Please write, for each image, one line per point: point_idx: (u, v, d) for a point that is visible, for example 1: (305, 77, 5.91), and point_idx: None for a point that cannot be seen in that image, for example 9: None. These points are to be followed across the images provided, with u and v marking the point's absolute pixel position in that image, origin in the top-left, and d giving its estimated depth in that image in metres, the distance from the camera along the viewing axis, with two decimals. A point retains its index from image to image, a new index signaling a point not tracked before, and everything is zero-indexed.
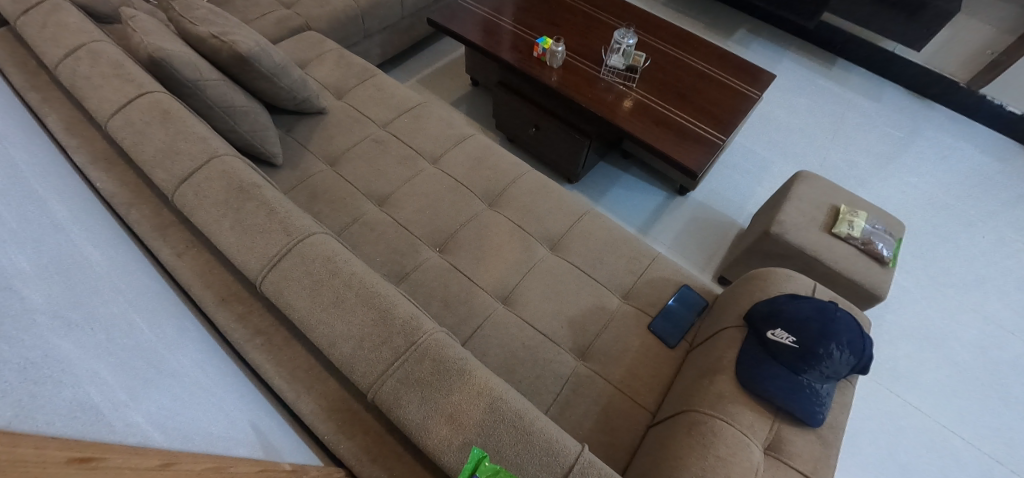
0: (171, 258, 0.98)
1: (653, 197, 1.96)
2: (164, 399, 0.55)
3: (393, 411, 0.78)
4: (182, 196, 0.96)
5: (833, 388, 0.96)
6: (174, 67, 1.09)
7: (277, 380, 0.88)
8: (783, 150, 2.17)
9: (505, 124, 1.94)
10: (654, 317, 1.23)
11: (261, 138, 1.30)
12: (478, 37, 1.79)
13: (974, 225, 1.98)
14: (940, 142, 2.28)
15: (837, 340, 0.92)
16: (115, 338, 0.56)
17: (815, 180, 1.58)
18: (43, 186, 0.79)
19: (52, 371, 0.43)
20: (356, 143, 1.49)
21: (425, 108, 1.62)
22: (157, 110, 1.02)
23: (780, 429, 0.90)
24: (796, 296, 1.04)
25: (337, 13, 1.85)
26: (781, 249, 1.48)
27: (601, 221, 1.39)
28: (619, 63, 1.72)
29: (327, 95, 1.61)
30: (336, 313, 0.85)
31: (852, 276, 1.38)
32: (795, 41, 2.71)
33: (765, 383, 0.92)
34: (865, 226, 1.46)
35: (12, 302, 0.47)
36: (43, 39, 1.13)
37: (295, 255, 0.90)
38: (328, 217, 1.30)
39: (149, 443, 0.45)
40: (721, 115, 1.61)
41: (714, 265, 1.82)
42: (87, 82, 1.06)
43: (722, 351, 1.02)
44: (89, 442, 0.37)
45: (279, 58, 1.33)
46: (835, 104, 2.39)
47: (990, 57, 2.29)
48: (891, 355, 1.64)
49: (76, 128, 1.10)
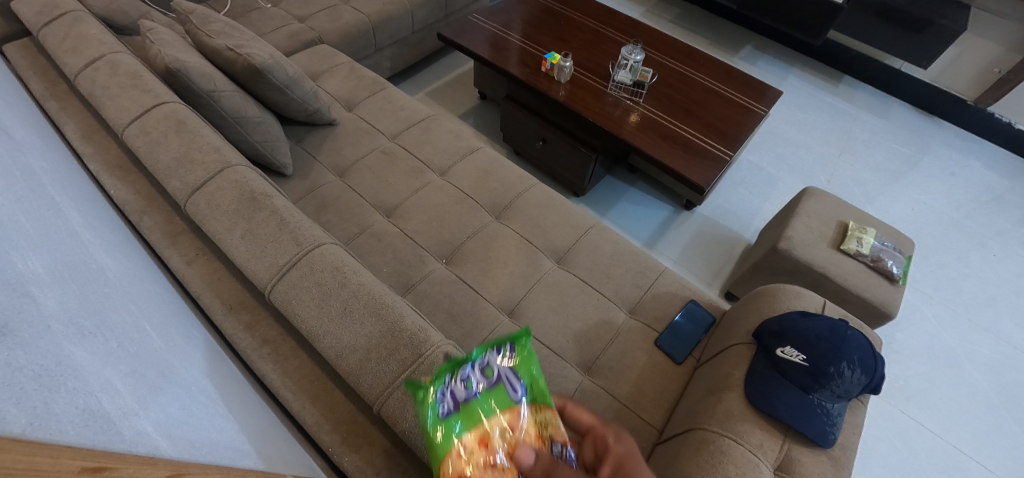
0: (180, 266, 0.99)
1: (660, 211, 1.96)
2: (173, 408, 0.55)
3: (398, 425, 0.77)
4: (194, 205, 0.97)
5: (844, 407, 0.94)
6: (190, 78, 1.11)
7: (282, 390, 0.88)
8: (790, 166, 2.16)
9: (512, 137, 1.95)
10: (661, 332, 1.22)
11: (272, 148, 1.32)
12: (487, 52, 1.81)
13: (984, 244, 1.96)
14: (948, 160, 2.27)
15: (848, 359, 0.90)
16: (126, 346, 0.56)
17: (823, 196, 1.58)
18: (59, 193, 0.80)
19: (66, 378, 0.43)
20: (365, 154, 1.50)
21: (433, 121, 1.63)
22: (172, 120, 1.04)
23: (791, 450, 0.88)
24: (807, 313, 1.03)
25: (350, 26, 1.88)
26: (789, 265, 1.47)
27: (607, 235, 1.39)
28: (626, 79, 1.73)
29: (337, 107, 1.63)
30: (344, 324, 0.85)
31: (861, 293, 1.37)
32: (801, 58, 2.72)
33: (775, 402, 0.90)
34: (875, 242, 1.45)
35: (27, 306, 0.48)
36: (64, 50, 1.16)
37: (304, 265, 0.90)
38: (337, 227, 1.30)
39: (158, 453, 0.45)
40: (728, 130, 1.62)
41: (721, 280, 1.81)
42: (105, 92, 1.08)
43: (731, 368, 1.01)
44: (101, 452, 0.37)
45: (292, 70, 1.35)
46: (843, 121, 2.39)
47: (997, 75, 2.28)
48: (901, 374, 1.61)
49: (93, 136, 1.12)
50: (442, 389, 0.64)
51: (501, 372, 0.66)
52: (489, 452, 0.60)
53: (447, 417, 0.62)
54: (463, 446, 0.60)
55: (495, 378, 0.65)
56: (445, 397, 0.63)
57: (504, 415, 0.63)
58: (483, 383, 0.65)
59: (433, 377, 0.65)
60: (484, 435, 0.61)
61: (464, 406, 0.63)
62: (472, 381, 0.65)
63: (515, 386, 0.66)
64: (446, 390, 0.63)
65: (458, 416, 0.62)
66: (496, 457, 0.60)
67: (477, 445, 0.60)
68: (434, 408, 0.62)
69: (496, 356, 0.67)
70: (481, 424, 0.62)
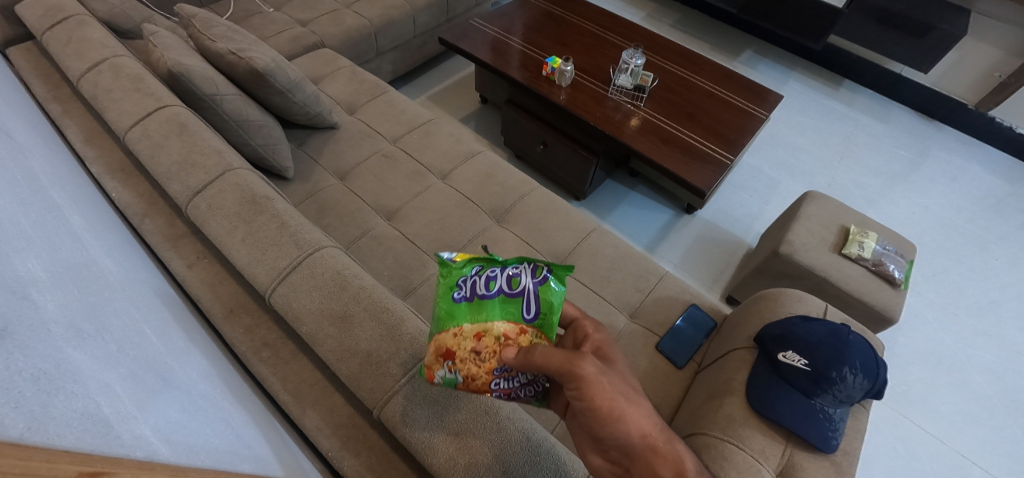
0: (182, 269, 0.99)
1: (661, 215, 1.96)
2: (172, 412, 0.55)
3: (399, 429, 0.76)
4: (195, 208, 0.96)
5: (846, 412, 0.94)
6: (193, 82, 1.12)
7: (282, 395, 0.87)
8: (791, 170, 2.16)
9: (513, 141, 1.95)
10: (662, 336, 1.21)
11: (273, 151, 1.32)
12: (488, 56, 1.82)
13: (986, 248, 1.96)
14: (949, 164, 2.27)
15: (851, 363, 0.90)
16: (126, 349, 0.56)
17: (824, 199, 1.57)
18: (60, 196, 0.80)
19: (64, 381, 0.43)
20: (366, 158, 1.50)
21: (435, 124, 1.63)
22: (174, 124, 1.04)
23: (794, 455, 0.87)
24: (809, 317, 1.03)
25: (351, 30, 1.89)
26: (791, 269, 1.46)
27: (608, 238, 1.39)
28: (626, 83, 1.74)
29: (338, 110, 1.63)
30: (344, 328, 0.84)
31: (863, 297, 1.36)
32: (802, 62, 2.73)
33: (777, 407, 0.90)
34: (876, 247, 1.44)
35: (27, 309, 0.48)
36: (67, 54, 1.16)
37: (305, 268, 0.90)
38: (338, 230, 1.31)
39: (156, 457, 0.44)
40: (729, 134, 1.62)
41: (722, 283, 1.80)
42: (107, 95, 1.08)
43: (732, 373, 1.01)
44: (99, 456, 0.37)
45: (294, 74, 1.35)
46: (844, 125, 2.39)
47: (998, 79, 2.27)
48: (903, 379, 1.61)
49: (95, 139, 1.13)
50: (467, 274, 0.72)
51: (526, 288, 0.72)
52: (478, 340, 0.68)
53: (460, 299, 0.71)
54: (460, 326, 0.69)
55: (517, 291, 0.71)
56: (466, 281, 0.71)
57: (509, 323, 0.70)
58: (505, 289, 0.71)
59: (464, 262, 0.73)
60: (481, 328, 0.69)
61: (479, 298, 0.71)
62: (496, 282, 0.71)
63: (530, 307, 0.72)
64: (466, 277, 0.71)
65: (469, 302, 0.70)
66: (479, 344, 0.68)
67: (469, 331, 0.69)
68: (451, 289, 0.71)
69: (528, 272, 0.72)
70: (485, 319, 0.70)
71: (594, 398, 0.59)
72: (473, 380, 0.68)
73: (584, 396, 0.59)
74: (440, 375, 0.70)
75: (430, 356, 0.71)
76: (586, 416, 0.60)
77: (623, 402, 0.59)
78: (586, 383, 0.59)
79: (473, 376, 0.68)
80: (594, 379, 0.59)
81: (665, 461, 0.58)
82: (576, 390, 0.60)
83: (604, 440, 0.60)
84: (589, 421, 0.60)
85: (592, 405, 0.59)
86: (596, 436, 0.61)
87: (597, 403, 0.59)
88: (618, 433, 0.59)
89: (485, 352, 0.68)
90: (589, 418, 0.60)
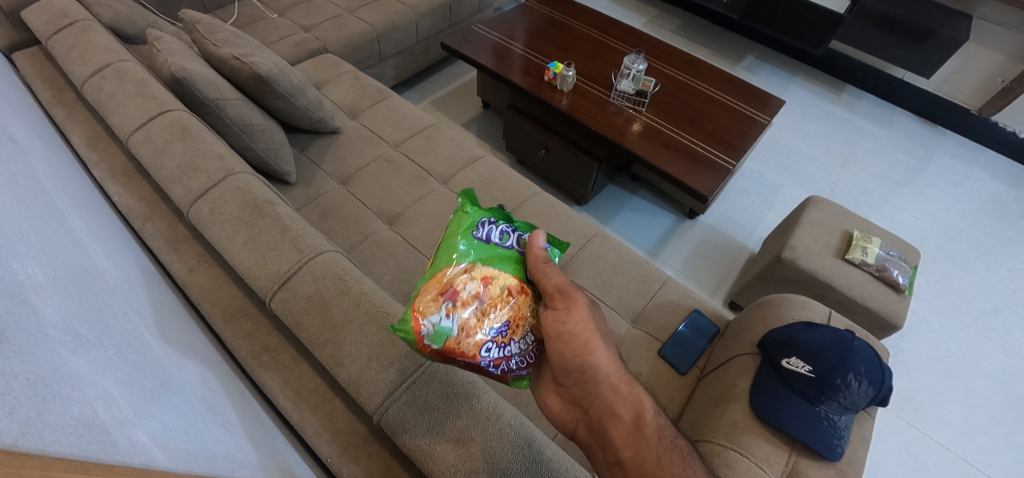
0: (182, 273, 0.99)
1: (662, 220, 1.96)
2: (170, 417, 0.54)
3: (398, 436, 0.76)
4: (197, 212, 0.96)
5: (851, 419, 0.92)
6: (196, 86, 1.12)
7: (281, 399, 0.87)
8: (793, 175, 2.16)
9: (515, 146, 1.95)
10: (664, 341, 1.21)
11: (275, 156, 1.32)
12: (490, 61, 1.82)
13: (990, 254, 1.94)
14: (953, 169, 2.26)
15: (855, 369, 0.89)
16: (124, 354, 0.56)
17: (827, 204, 1.57)
18: (62, 199, 0.81)
19: (62, 387, 0.42)
20: (368, 163, 1.50)
21: (437, 129, 1.63)
22: (176, 128, 1.04)
23: (798, 463, 0.86)
24: (812, 323, 1.02)
25: (354, 35, 1.89)
26: (794, 275, 1.45)
27: (609, 243, 1.38)
28: (628, 88, 1.73)
29: (340, 115, 1.64)
30: (345, 334, 0.84)
31: (867, 303, 1.35)
32: (803, 67, 2.73)
33: (781, 414, 0.88)
34: (880, 252, 1.43)
35: (26, 313, 0.47)
36: (71, 58, 1.17)
37: (305, 273, 0.90)
38: (340, 235, 1.30)
39: (151, 464, 0.44)
40: (731, 139, 1.61)
41: (725, 289, 1.79)
42: (111, 99, 1.08)
43: (735, 379, 1.00)
44: (93, 464, 0.37)
45: (296, 79, 1.36)
46: (846, 130, 2.38)
47: (1000, 84, 2.26)
48: (908, 385, 1.59)
49: (98, 143, 1.13)
50: (486, 219, 0.80)
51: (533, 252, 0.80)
52: (484, 284, 0.71)
53: (478, 238, 0.77)
54: (473, 266, 0.73)
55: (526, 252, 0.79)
56: (484, 225, 0.79)
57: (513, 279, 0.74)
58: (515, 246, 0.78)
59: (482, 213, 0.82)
60: (489, 276, 0.72)
61: (492, 245, 0.77)
62: (509, 239, 0.79)
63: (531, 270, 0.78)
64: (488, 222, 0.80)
65: (485, 242, 0.77)
66: (485, 289, 0.71)
67: (478, 274, 0.72)
68: (473, 229, 0.78)
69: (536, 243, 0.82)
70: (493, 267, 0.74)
71: (576, 326, 0.70)
72: (466, 332, 0.67)
73: (567, 321, 0.70)
74: (433, 321, 0.68)
75: (428, 297, 0.70)
76: (564, 344, 0.70)
77: (597, 338, 0.71)
78: (571, 308, 0.71)
79: (467, 328, 0.68)
80: (578, 309, 0.71)
81: (625, 402, 0.71)
82: (559, 312, 0.71)
83: (572, 370, 0.71)
84: (565, 351, 0.70)
85: (570, 333, 0.70)
86: (565, 366, 0.71)
87: (578, 332, 0.70)
88: (587, 367, 0.70)
89: (486, 304, 0.70)
90: (567, 346, 0.70)
